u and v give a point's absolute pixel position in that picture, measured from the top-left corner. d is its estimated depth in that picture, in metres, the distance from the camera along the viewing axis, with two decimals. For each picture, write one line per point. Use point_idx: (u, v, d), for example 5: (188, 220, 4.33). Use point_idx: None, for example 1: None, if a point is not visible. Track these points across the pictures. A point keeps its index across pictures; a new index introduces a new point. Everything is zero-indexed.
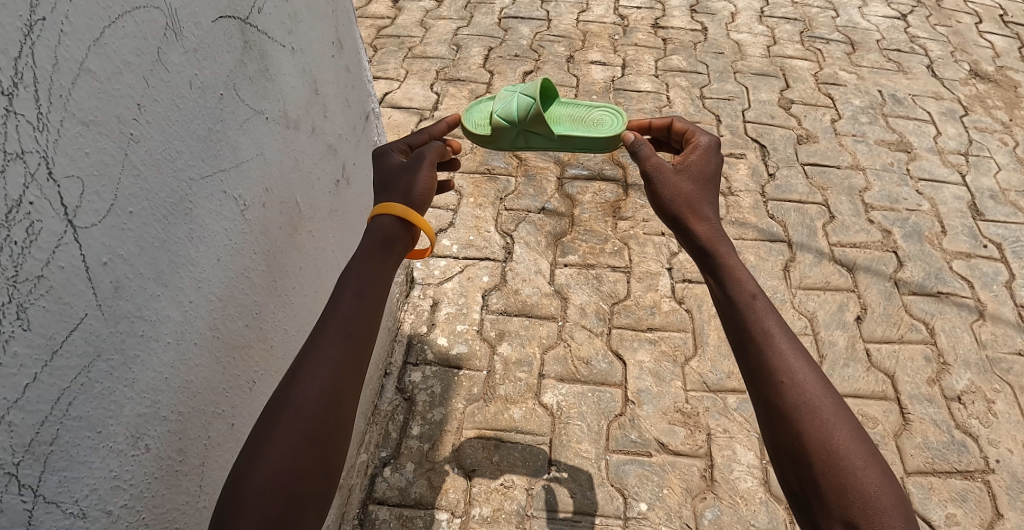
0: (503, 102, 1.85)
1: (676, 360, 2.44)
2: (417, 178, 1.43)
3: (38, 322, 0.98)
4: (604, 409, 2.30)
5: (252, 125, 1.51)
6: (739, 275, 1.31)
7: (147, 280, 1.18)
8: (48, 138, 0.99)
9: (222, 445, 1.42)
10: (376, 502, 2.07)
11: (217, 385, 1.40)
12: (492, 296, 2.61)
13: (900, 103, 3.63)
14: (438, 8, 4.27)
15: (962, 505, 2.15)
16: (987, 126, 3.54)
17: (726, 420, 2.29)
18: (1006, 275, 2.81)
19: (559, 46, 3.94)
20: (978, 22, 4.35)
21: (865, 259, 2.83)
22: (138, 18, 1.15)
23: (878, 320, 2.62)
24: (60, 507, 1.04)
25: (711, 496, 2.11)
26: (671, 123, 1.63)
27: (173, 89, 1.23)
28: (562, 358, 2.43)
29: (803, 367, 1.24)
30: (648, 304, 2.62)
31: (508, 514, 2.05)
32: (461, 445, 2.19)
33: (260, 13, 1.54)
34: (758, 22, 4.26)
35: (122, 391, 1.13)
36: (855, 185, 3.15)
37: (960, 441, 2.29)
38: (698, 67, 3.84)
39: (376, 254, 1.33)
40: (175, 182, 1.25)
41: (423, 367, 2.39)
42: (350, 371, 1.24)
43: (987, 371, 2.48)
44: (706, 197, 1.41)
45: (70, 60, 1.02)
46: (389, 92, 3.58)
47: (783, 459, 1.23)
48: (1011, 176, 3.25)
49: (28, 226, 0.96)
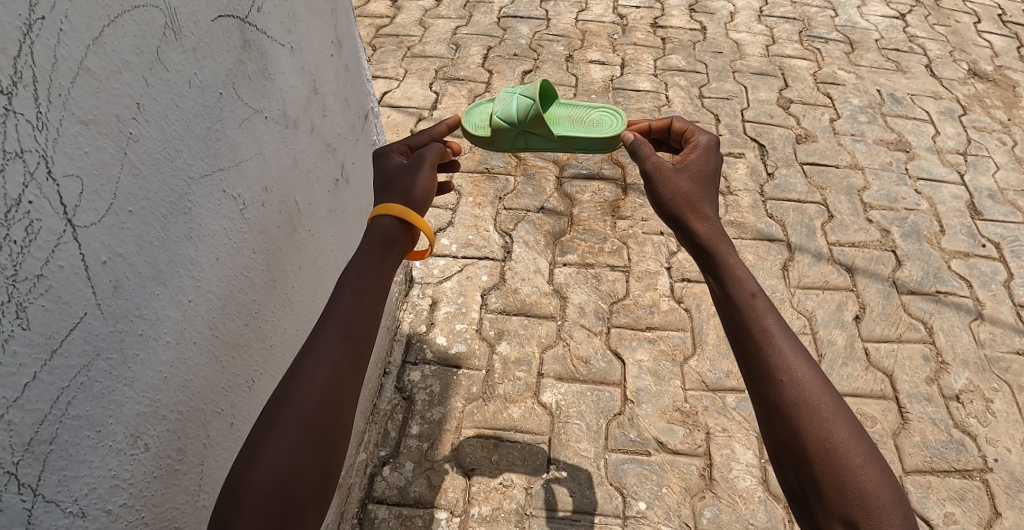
0: (503, 103, 1.85)
1: (675, 359, 2.45)
2: (417, 179, 1.43)
3: (37, 321, 0.98)
4: (603, 408, 2.30)
5: (252, 124, 1.51)
6: (739, 274, 1.32)
7: (146, 279, 1.19)
8: (48, 138, 0.99)
9: (221, 444, 1.43)
10: (375, 501, 2.07)
11: (217, 385, 1.40)
12: (492, 296, 2.61)
13: (899, 103, 3.64)
14: (437, 7, 4.27)
15: (961, 504, 2.15)
16: (985, 125, 3.54)
17: (725, 419, 2.29)
18: (1005, 274, 2.81)
19: (557, 45, 3.94)
20: (976, 21, 4.35)
21: (863, 258, 2.83)
22: (137, 17, 1.15)
23: (877, 319, 2.62)
24: (59, 506, 1.04)
25: (710, 494, 2.12)
26: (670, 124, 1.64)
27: (173, 88, 1.23)
28: (561, 357, 2.43)
29: (803, 365, 1.25)
30: (647, 303, 2.62)
31: (508, 513, 2.05)
32: (461, 444, 2.19)
33: (260, 12, 1.54)
34: (756, 21, 4.26)
35: (121, 391, 1.13)
36: (854, 184, 3.15)
37: (959, 440, 2.30)
38: (696, 66, 3.84)
39: (375, 254, 1.33)
40: (174, 181, 1.25)
41: (422, 366, 2.39)
42: (349, 371, 1.24)
43: (986, 370, 2.49)
44: (706, 196, 1.41)
45: (69, 59, 1.02)
46: (388, 91, 3.58)
47: (782, 457, 1.23)
48: (1010, 175, 3.25)
49: (27, 225, 0.96)
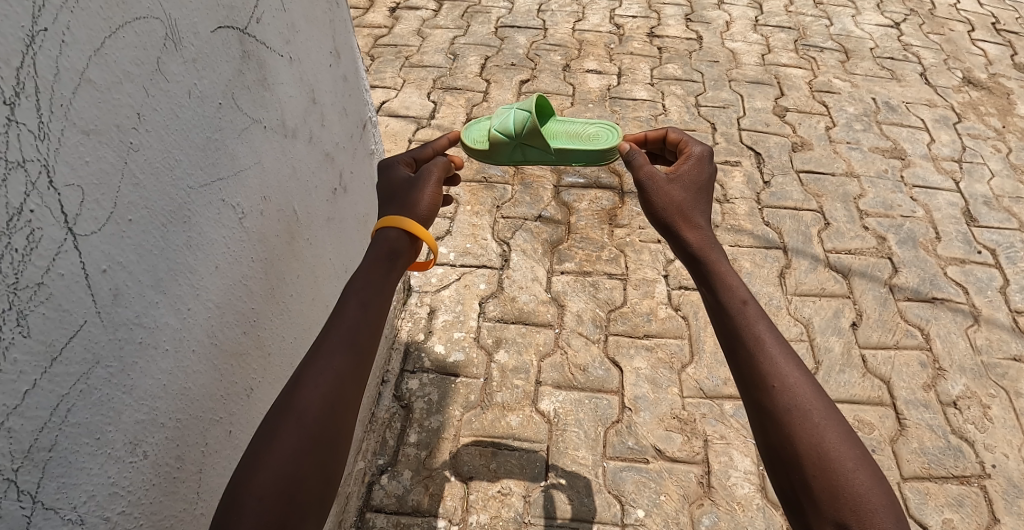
0: (500, 118, 1.86)
1: (673, 367, 2.46)
2: (423, 193, 1.44)
3: (37, 329, 0.99)
4: (601, 416, 2.31)
5: (251, 134, 1.52)
6: (729, 282, 1.32)
7: (146, 287, 1.19)
8: (49, 147, 1.00)
9: (219, 452, 1.43)
10: (373, 510, 2.07)
11: (215, 393, 1.41)
12: (490, 304, 2.62)
13: (894, 111, 3.66)
14: (435, 17, 4.30)
15: (959, 510, 2.15)
16: (980, 132, 3.57)
17: (723, 426, 2.30)
18: (1001, 280, 2.83)
19: (555, 54, 3.97)
20: (970, 29, 4.39)
21: (860, 265, 2.84)
22: (138, 29, 1.16)
23: (874, 326, 2.63)
24: (58, 513, 1.04)
25: (708, 501, 2.12)
26: (665, 136, 1.65)
27: (173, 99, 1.25)
28: (559, 365, 2.44)
29: (794, 371, 1.26)
30: (644, 311, 2.63)
31: (506, 521, 2.05)
32: (459, 452, 2.20)
33: (259, 23, 1.56)
34: (752, 30, 4.29)
35: (120, 399, 1.14)
36: (850, 191, 3.17)
37: (957, 446, 2.30)
38: (693, 75, 3.87)
39: (380, 265, 1.33)
40: (173, 190, 1.25)
41: (420, 374, 2.39)
42: (351, 379, 1.24)
43: (983, 376, 2.50)
44: (699, 205, 1.42)
45: (71, 69, 1.03)
46: (386, 100, 3.60)
47: (776, 463, 1.24)
48: (1005, 183, 3.27)
49: (28, 234, 0.97)
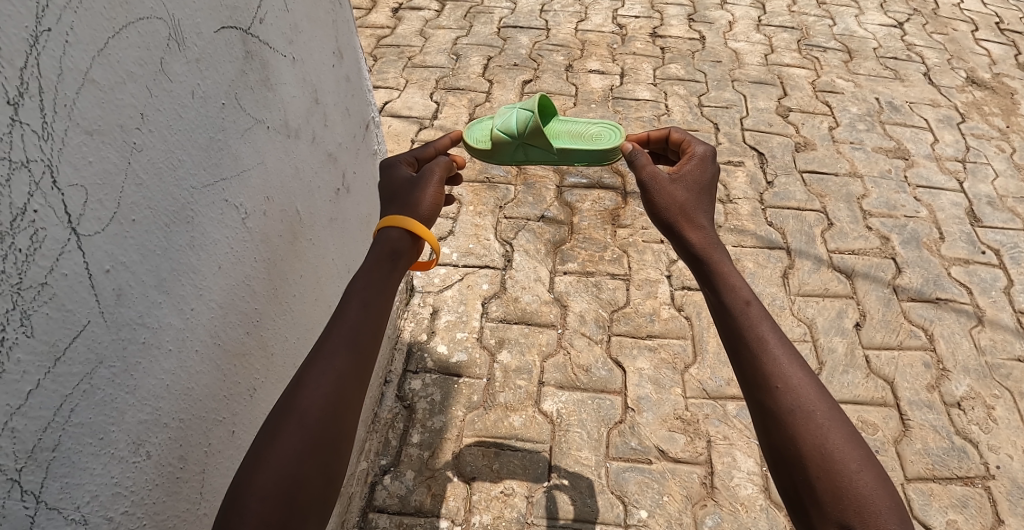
0: (503, 117, 1.86)
1: (676, 367, 2.45)
2: (425, 193, 1.44)
3: (40, 329, 0.99)
4: (604, 416, 2.30)
5: (253, 134, 1.52)
6: (732, 282, 1.32)
7: (148, 287, 1.19)
8: (53, 147, 1.00)
9: (221, 453, 1.43)
10: (376, 510, 2.07)
11: (218, 393, 1.41)
12: (492, 304, 2.62)
13: (898, 110, 3.66)
14: (438, 18, 4.30)
15: (963, 511, 2.14)
16: (984, 132, 3.56)
17: (726, 426, 2.29)
18: (1005, 280, 2.82)
19: (558, 54, 3.97)
20: (974, 29, 4.38)
21: (863, 266, 2.84)
22: (141, 29, 1.16)
23: (877, 326, 2.62)
24: (62, 513, 1.04)
25: (711, 502, 2.11)
26: (668, 136, 1.64)
27: (176, 99, 1.25)
28: (562, 365, 2.44)
29: (798, 371, 1.25)
30: (647, 312, 2.63)
31: (509, 522, 2.05)
32: (461, 452, 2.19)
33: (262, 23, 1.56)
34: (755, 30, 4.29)
35: (123, 399, 1.14)
36: (853, 191, 3.16)
37: (961, 447, 2.30)
38: (696, 75, 3.86)
39: (382, 265, 1.33)
40: (175, 190, 1.25)
41: (423, 374, 2.39)
42: (353, 379, 1.24)
43: (987, 376, 2.49)
44: (702, 205, 1.42)
45: (74, 69, 1.03)
46: (389, 101, 3.60)
47: (779, 464, 1.23)
48: (1009, 182, 3.26)
49: (32, 234, 0.97)
